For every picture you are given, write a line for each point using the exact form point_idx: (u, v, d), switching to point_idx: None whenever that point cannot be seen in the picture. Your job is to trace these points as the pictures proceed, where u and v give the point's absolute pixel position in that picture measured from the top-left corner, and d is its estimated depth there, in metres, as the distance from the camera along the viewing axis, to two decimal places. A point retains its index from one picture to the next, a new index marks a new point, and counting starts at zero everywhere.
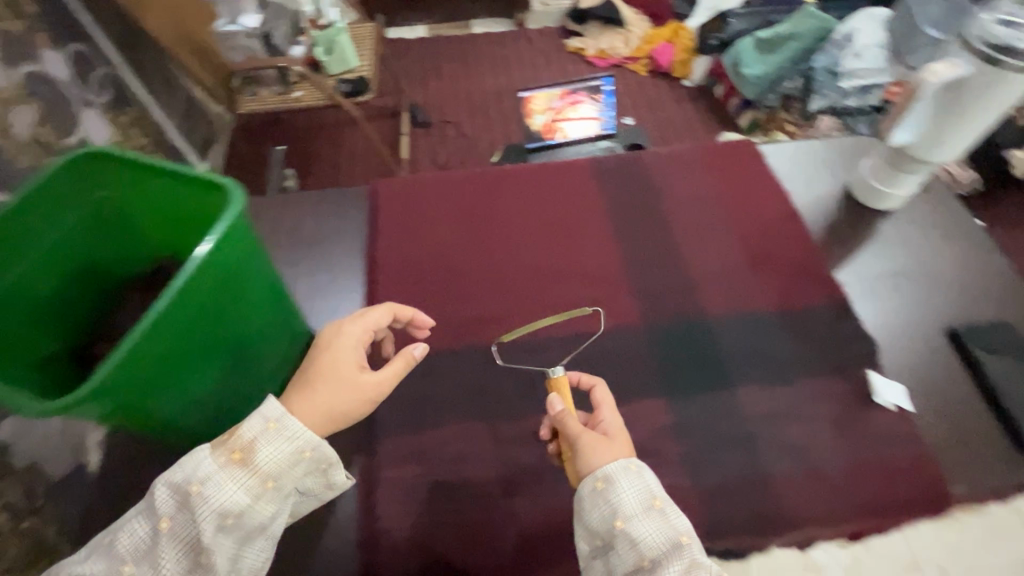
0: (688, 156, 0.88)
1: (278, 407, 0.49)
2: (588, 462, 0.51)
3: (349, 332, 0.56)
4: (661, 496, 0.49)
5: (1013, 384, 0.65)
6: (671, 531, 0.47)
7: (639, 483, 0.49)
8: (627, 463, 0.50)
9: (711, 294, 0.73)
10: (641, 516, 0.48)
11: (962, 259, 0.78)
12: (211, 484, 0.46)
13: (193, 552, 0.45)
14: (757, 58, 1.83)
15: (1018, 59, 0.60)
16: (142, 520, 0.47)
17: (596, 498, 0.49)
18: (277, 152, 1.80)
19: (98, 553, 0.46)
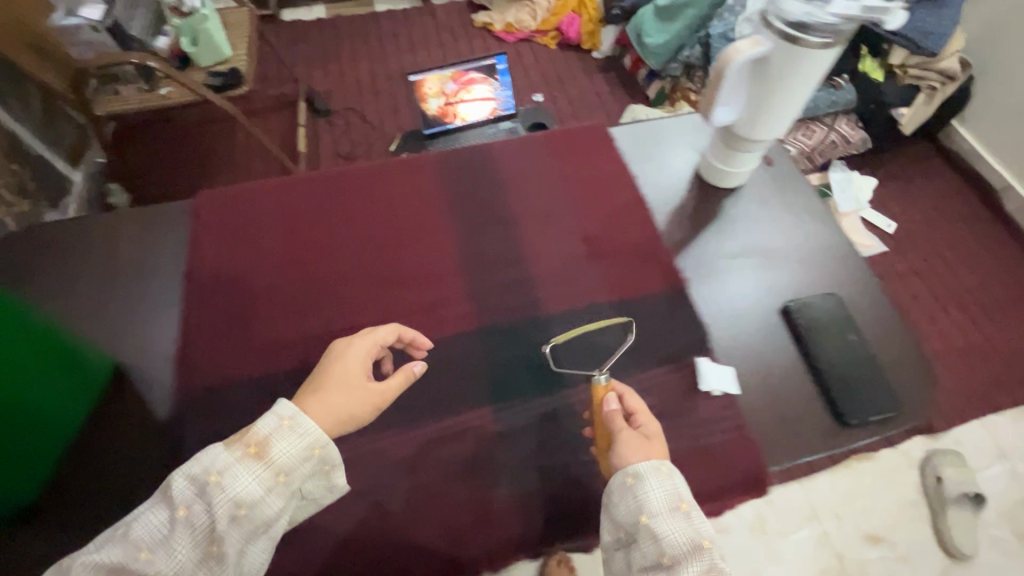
0: (536, 144, 0.86)
1: (292, 407, 0.51)
2: (626, 463, 0.54)
3: (353, 354, 0.56)
4: (689, 501, 0.51)
5: (832, 356, 0.67)
6: (693, 533, 0.49)
7: (668, 485, 0.52)
8: (660, 466, 0.53)
9: (541, 290, 0.72)
10: (667, 514, 0.50)
11: (801, 231, 0.79)
12: (227, 475, 0.46)
13: (209, 545, 0.45)
14: (658, 28, 1.82)
15: (815, 37, 0.59)
16: (154, 513, 0.46)
17: (632, 495, 0.52)
18: (161, 153, 1.69)
19: (104, 548, 0.45)
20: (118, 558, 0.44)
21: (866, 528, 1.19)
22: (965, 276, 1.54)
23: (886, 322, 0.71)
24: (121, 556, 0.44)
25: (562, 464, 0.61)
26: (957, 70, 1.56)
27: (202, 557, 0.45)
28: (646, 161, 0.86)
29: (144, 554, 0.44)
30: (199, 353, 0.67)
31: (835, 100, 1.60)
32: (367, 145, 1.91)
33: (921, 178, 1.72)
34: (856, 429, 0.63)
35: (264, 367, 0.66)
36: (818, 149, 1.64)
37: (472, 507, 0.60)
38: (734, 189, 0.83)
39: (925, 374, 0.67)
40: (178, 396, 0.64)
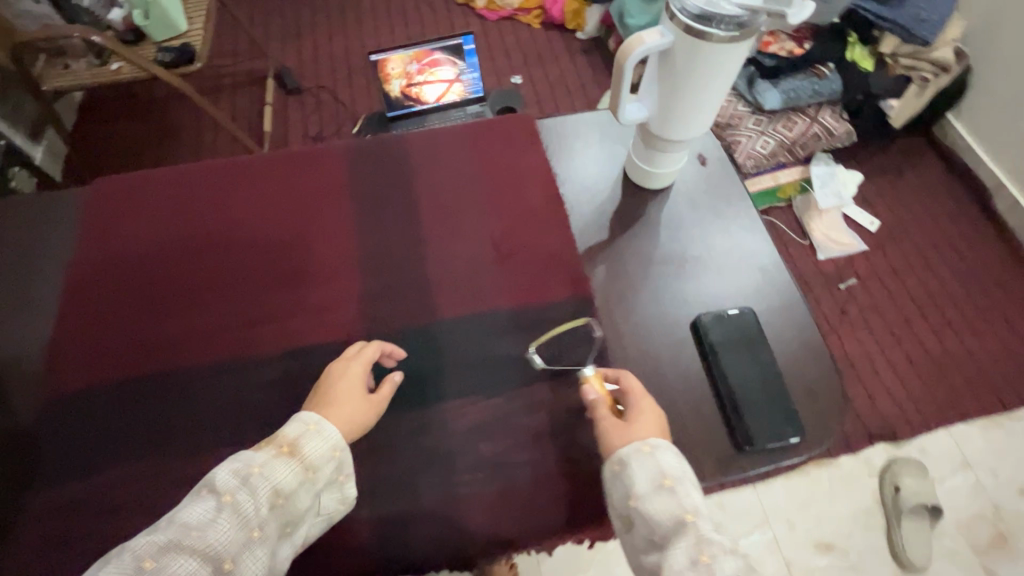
0: (456, 135, 0.81)
1: (317, 414, 0.54)
2: (614, 450, 0.53)
3: (352, 370, 0.58)
4: (674, 476, 0.50)
5: (733, 386, 0.64)
6: (677, 510, 0.48)
7: (650, 465, 0.50)
8: (641, 445, 0.52)
9: (439, 298, 0.68)
10: (651, 490, 0.49)
11: (723, 249, 0.75)
12: (268, 467, 0.48)
13: (253, 530, 0.45)
14: (642, 8, 1.58)
15: (717, 29, 0.53)
16: (199, 500, 0.46)
17: (616, 475, 0.52)
18: (119, 131, 1.64)
19: (142, 537, 0.44)
20: (161, 542, 0.43)
21: (817, 535, 1.16)
22: (950, 281, 1.45)
23: (803, 348, 0.67)
24: (167, 539, 0.43)
25: (437, 487, 0.58)
26: (951, 60, 1.42)
27: (245, 542, 0.45)
28: (571, 160, 0.82)
29: (192, 535, 0.43)
30: (73, 348, 0.64)
31: (819, 90, 1.44)
32: (337, 125, 1.71)
33: (913, 174, 1.60)
34: (750, 454, 0.60)
35: (138, 366, 0.63)
36: (799, 142, 1.47)
37: (336, 530, 0.57)
38: (661, 190, 0.79)
39: (832, 399, 0.65)
40: (41, 396, 0.62)
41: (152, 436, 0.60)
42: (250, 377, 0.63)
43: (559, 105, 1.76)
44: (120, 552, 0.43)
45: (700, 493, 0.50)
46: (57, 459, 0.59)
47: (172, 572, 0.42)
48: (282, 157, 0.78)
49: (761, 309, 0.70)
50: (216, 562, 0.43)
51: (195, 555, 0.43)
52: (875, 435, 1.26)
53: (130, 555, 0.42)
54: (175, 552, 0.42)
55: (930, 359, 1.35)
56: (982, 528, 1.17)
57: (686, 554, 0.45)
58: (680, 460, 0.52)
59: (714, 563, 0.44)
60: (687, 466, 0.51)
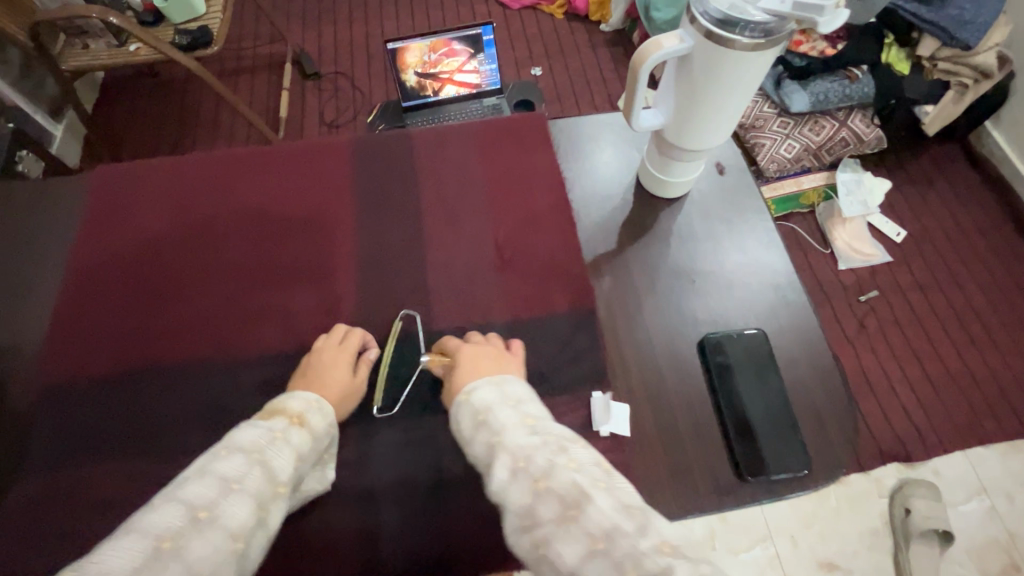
0: (464, 136, 0.79)
1: (313, 393, 0.55)
2: (450, 410, 0.52)
3: (336, 358, 0.59)
4: (485, 406, 0.48)
5: (746, 407, 0.61)
6: (488, 436, 0.45)
7: (466, 406, 0.49)
8: (460, 394, 0.51)
9: (439, 304, 0.67)
10: (498, 412, 0.47)
11: (739, 262, 0.71)
12: (290, 432, 0.49)
13: (280, 485, 0.45)
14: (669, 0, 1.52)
15: (745, 38, 0.50)
16: (228, 455, 0.44)
17: (465, 407, 0.49)
18: (137, 114, 1.64)
19: (180, 491, 0.41)
20: (210, 494, 0.41)
21: (822, 554, 1.11)
22: (977, 299, 1.38)
23: (815, 371, 0.65)
24: (215, 490, 0.41)
25: (427, 497, 0.57)
26: (992, 67, 1.34)
27: (276, 497, 0.45)
28: (583, 163, 0.79)
29: (236, 486, 0.42)
30: (70, 338, 0.66)
31: (849, 94, 1.38)
32: (353, 112, 1.69)
33: (945, 185, 1.52)
34: (753, 485, 0.58)
35: (130, 359, 0.65)
36: (826, 147, 1.42)
37: (320, 534, 0.56)
38: (675, 200, 0.76)
39: (844, 428, 0.61)
40: (40, 386, 0.64)
41: (139, 431, 0.61)
42: (239, 377, 0.64)
43: (578, 100, 1.71)
44: (158, 506, 0.39)
45: (523, 409, 0.48)
46: (45, 450, 0.60)
47: (228, 520, 0.40)
48: (290, 154, 0.79)
49: (773, 328, 0.67)
50: (253, 513, 0.42)
51: (245, 502, 0.42)
52: (887, 454, 1.21)
53: (182, 505, 0.39)
54: (227, 500, 0.41)
55: (951, 379, 1.29)
56: (994, 556, 1.12)
57: (504, 470, 0.41)
58: (498, 386, 0.50)
59: (530, 462, 0.41)
60: (507, 389, 0.50)
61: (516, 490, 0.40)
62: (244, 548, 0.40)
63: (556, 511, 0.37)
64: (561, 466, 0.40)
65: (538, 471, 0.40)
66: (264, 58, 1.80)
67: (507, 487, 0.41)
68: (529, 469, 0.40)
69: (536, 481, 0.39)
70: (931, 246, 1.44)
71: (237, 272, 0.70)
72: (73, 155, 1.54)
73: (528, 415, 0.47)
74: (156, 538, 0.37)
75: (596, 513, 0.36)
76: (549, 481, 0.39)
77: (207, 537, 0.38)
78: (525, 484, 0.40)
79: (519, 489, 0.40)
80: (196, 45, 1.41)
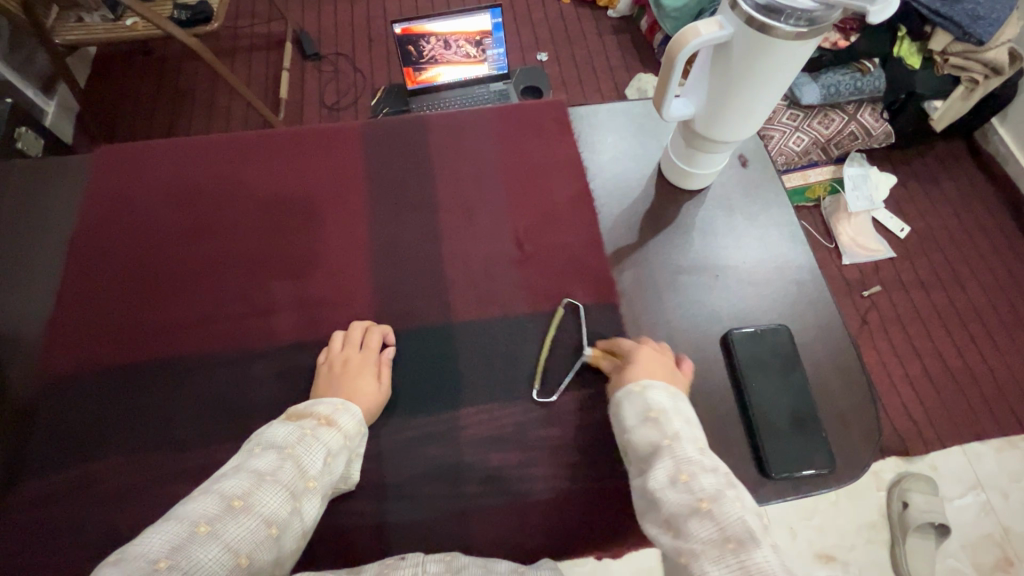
0: (479, 124, 0.77)
1: (341, 397, 0.56)
2: (614, 395, 0.54)
3: (356, 357, 0.59)
4: (659, 408, 0.50)
5: (771, 405, 0.60)
6: (659, 437, 0.48)
7: (637, 399, 0.51)
8: (631, 386, 0.53)
9: (455, 297, 0.66)
10: (682, 436, 0.48)
11: (762, 257, 0.70)
12: (318, 431, 0.51)
13: (308, 481, 0.48)
14: None
15: (786, 26, 0.48)
16: (261, 452, 0.48)
17: (643, 416, 0.50)
18: (133, 95, 1.59)
19: (218, 483, 0.45)
20: (243, 485, 0.45)
21: (820, 546, 1.10)
22: (979, 296, 1.37)
23: (837, 368, 0.64)
24: (248, 482, 0.45)
25: (446, 493, 0.56)
26: (1005, 63, 1.28)
27: (304, 490, 0.47)
28: (603, 152, 0.78)
29: (269, 479, 0.46)
30: (68, 331, 0.64)
31: (861, 87, 1.35)
32: (355, 95, 1.65)
33: (950, 182, 1.52)
34: (777, 482, 0.58)
35: (134, 353, 0.63)
36: (835, 141, 1.40)
37: (335, 530, 0.54)
38: (697, 191, 0.74)
39: (867, 429, 0.61)
40: (38, 374, 0.62)
41: (145, 427, 0.59)
42: (249, 371, 0.62)
43: (585, 88, 1.67)
44: (198, 496, 0.44)
45: (692, 426, 0.49)
46: (49, 447, 0.58)
47: (261, 508, 0.44)
48: (293, 139, 0.76)
49: (793, 326, 0.67)
50: (282, 508, 0.45)
51: (277, 493, 0.45)
52: (887, 449, 1.20)
53: (217, 496, 0.43)
54: (260, 491, 0.45)
55: (953, 375, 1.29)
56: (987, 548, 1.12)
57: (665, 474, 0.45)
58: (671, 397, 0.51)
59: (694, 480, 0.44)
60: (680, 401, 0.51)
61: (675, 497, 0.43)
62: (277, 534, 0.44)
63: (713, 536, 0.40)
64: (725, 497, 0.42)
65: (703, 492, 0.42)
66: (262, 38, 1.74)
67: (665, 492, 0.44)
68: (693, 487, 0.43)
69: (700, 501, 0.42)
70: (937, 243, 1.44)
71: (245, 263, 0.68)
72: (68, 133, 1.49)
73: (698, 435, 0.48)
74: (193, 522, 0.41)
75: (756, 556, 0.38)
76: (714, 505, 0.41)
77: (241, 523, 0.42)
78: (686, 496, 0.43)
79: (682, 499, 0.43)
80: (196, 22, 1.37)
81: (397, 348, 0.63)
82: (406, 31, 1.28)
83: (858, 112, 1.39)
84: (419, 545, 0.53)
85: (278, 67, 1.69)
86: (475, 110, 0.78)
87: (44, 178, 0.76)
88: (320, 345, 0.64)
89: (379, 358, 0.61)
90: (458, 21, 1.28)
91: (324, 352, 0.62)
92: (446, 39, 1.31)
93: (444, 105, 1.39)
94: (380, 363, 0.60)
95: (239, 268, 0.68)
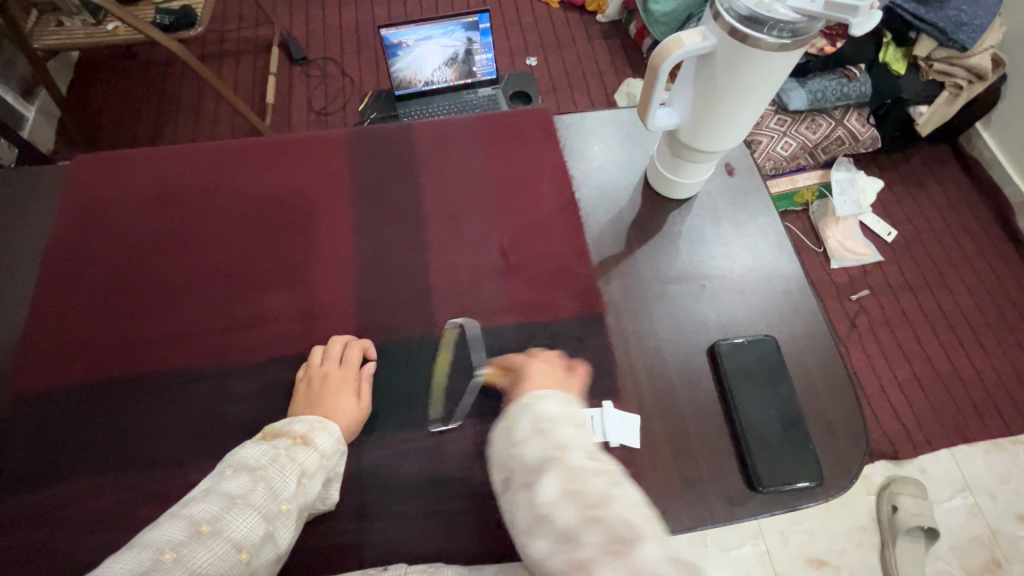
0: (463, 131, 0.76)
1: (321, 414, 0.55)
2: (508, 409, 0.47)
3: (336, 372, 0.58)
4: (547, 417, 0.43)
5: (760, 417, 0.60)
6: (546, 447, 0.41)
7: (528, 411, 0.44)
8: (524, 399, 0.46)
9: (438, 308, 0.65)
10: (581, 451, 0.40)
11: (747, 267, 0.70)
12: (294, 450, 0.50)
13: (282, 503, 0.47)
14: None
15: (769, 37, 0.48)
16: (233, 474, 0.47)
17: (531, 424, 0.43)
18: (116, 102, 1.57)
19: (187, 507, 0.43)
20: (213, 508, 0.43)
21: (811, 550, 1.10)
22: (966, 300, 1.38)
23: (825, 378, 0.64)
24: (218, 505, 0.44)
25: (429, 511, 0.55)
26: (988, 68, 1.30)
27: (278, 513, 0.46)
28: (589, 161, 0.77)
29: (239, 502, 0.44)
30: (41, 345, 0.63)
31: (847, 92, 1.35)
32: (342, 100, 1.63)
33: (937, 186, 1.53)
34: (764, 495, 0.57)
35: (110, 369, 0.61)
36: (822, 145, 1.40)
37: (316, 548, 0.53)
38: (683, 200, 0.74)
39: (855, 440, 0.61)
40: (10, 389, 0.60)
41: (118, 446, 0.57)
42: (229, 387, 0.60)
43: (573, 92, 1.67)
44: (166, 521, 0.42)
45: (584, 431, 0.42)
46: (18, 467, 0.56)
47: (230, 533, 0.43)
48: (272, 144, 0.75)
49: (779, 336, 0.66)
50: (252, 535, 0.44)
51: (248, 517, 0.44)
52: (877, 452, 1.21)
53: (185, 520, 0.42)
54: (230, 515, 0.43)
55: (940, 378, 1.29)
56: (977, 551, 1.12)
57: (554, 486, 0.38)
58: (564, 404, 0.45)
59: (583, 485, 0.37)
60: (574, 407, 0.45)
61: (565, 510, 0.37)
62: (248, 559, 0.43)
63: (602, 541, 0.34)
64: (615, 499, 0.36)
65: (592, 497, 0.36)
66: (249, 44, 1.72)
67: (554, 504, 0.37)
68: (582, 494, 0.37)
69: (588, 509, 0.36)
70: (924, 247, 1.45)
71: (225, 273, 0.67)
72: (48, 139, 1.46)
73: (589, 437, 0.42)
74: (159, 549, 0.39)
75: (644, 554, 0.33)
76: (602, 511, 0.36)
77: (209, 548, 0.41)
78: (573, 506, 0.37)
79: (569, 512, 0.37)
80: (178, 26, 1.33)
81: (380, 361, 0.62)
82: (400, 49, 1.30)
83: (844, 117, 1.39)
84: (403, 563, 0.52)
85: (265, 72, 1.67)
86: (460, 119, 0.77)
87: (16, 191, 0.74)
88: (300, 360, 0.62)
89: (359, 374, 0.59)
90: (449, 44, 1.30)
91: (304, 366, 0.61)
92: (440, 62, 1.33)
93: (433, 111, 1.37)
94: (361, 377, 0.59)
95: (217, 279, 0.66)
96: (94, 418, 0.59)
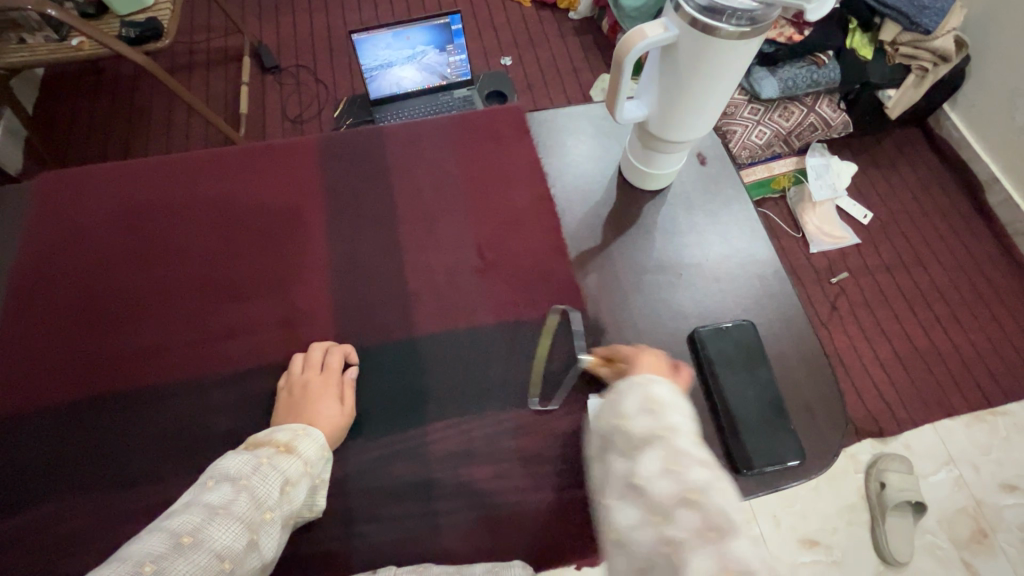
0: (436, 132, 0.76)
1: (303, 422, 0.54)
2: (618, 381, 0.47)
3: (315, 379, 0.57)
4: (662, 399, 0.42)
5: (741, 400, 0.61)
6: (654, 426, 0.41)
7: (640, 388, 0.44)
8: (638, 376, 0.45)
9: (416, 312, 0.64)
10: (691, 445, 0.39)
11: (720, 253, 0.71)
12: (275, 459, 0.50)
13: (265, 512, 0.46)
14: None
15: (730, 26, 0.49)
16: (214, 485, 0.46)
17: (641, 400, 0.43)
18: (85, 118, 1.54)
19: (168, 520, 0.43)
20: (194, 520, 0.43)
21: (803, 531, 1.11)
22: (941, 277, 1.41)
23: (802, 359, 0.65)
24: (199, 516, 0.43)
25: (415, 514, 0.55)
26: (951, 51, 1.33)
27: (262, 522, 0.46)
28: (563, 156, 0.77)
29: (221, 513, 0.44)
30: (10, 369, 0.61)
31: (818, 79, 1.36)
32: (318, 107, 1.62)
33: (908, 168, 1.56)
34: (747, 478, 0.58)
35: (85, 389, 0.60)
36: (795, 133, 1.42)
37: (300, 557, 0.53)
38: (657, 191, 0.75)
39: (833, 418, 0.62)
40: None
41: (99, 467, 0.56)
42: (208, 400, 0.60)
43: (549, 90, 1.68)
44: (145, 536, 0.42)
45: (691, 418, 0.42)
46: None
47: (212, 543, 0.42)
48: (242, 152, 0.74)
49: (757, 321, 0.67)
50: (234, 545, 0.43)
51: (230, 527, 0.43)
52: (862, 431, 1.22)
53: (166, 533, 0.41)
54: (212, 525, 0.43)
55: (919, 354, 1.32)
56: (964, 522, 1.14)
57: (656, 462, 0.38)
58: (676, 391, 0.44)
59: (687, 470, 0.37)
60: (686, 399, 0.44)
61: (661, 487, 0.37)
62: (231, 568, 0.42)
63: (696, 526, 0.34)
64: (714, 491, 0.36)
65: (693, 483, 0.36)
66: (220, 54, 1.70)
67: (653, 480, 0.37)
68: (683, 477, 0.37)
69: (689, 492, 0.36)
70: (898, 227, 1.47)
71: (201, 286, 0.66)
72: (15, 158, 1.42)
73: (695, 428, 0.41)
74: (139, 563, 0.39)
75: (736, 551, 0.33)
76: (703, 499, 0.35)
77: (191, 559, 0.40)
78: (674, 487, 0.36)
79: (665, 489, 0.36)
80: (145, 38, 1.31)
81: (361, 367, 0.61)
82: (367, 79, 1.33)
83: (815, 104, 1.41)
84: (390, 565, 0.52)
85: (237, 81, 1.65)
86: (432, 119, 0.77)
87: None
88: (280, 369, 0.62)
89: (340, 380, 0.59)
90: (418, 66, 1.32)
91: (285, 375, 0.60)
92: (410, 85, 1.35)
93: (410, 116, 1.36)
94: (342, 382, 0.59)
95: (193, 292, 0.66)
96: (72, 440, 0.57)
